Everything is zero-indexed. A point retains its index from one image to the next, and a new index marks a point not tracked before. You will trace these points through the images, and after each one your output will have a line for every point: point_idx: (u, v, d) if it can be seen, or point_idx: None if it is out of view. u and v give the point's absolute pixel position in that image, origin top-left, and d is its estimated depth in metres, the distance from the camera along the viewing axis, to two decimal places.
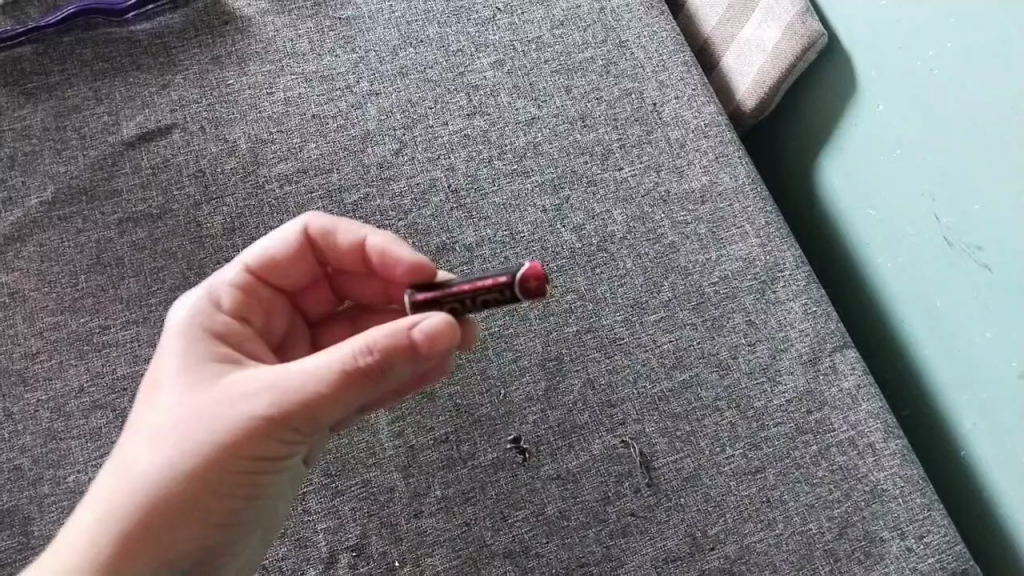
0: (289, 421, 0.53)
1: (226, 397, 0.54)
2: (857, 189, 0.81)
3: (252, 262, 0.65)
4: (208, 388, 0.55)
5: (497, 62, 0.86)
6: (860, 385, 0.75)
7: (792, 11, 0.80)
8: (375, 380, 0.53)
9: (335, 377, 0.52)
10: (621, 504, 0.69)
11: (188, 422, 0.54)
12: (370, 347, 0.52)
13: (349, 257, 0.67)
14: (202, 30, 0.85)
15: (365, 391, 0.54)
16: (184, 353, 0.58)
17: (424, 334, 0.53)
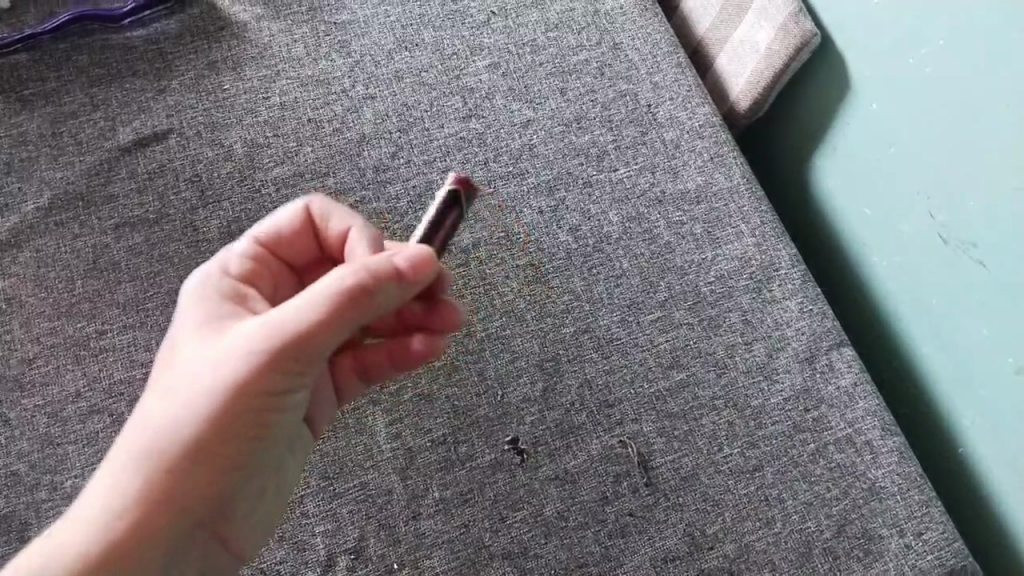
0: (284, 356, 0.52)
1: (223, 345, 0.54)
2: (852, 189, 0.81)
3: (262, 236, 0.64)
4: (208, 340, 0.55)
5: (492, 65, 0.87)
6: (857, 383, 0.75)
7: (785, 11, 0.81)
8: (366, 305, 0.53)
9: (325, 304, 0.52)
10: (620, 504, 0.69)
11: (189, 374, 0.54)
12: (357, 271, 0.52)
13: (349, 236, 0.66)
14: (197, 36, 0.85)
15: (357, 319, 0.54)
16: (186, 314, 0.58)
17: (406, 263, 0.54)
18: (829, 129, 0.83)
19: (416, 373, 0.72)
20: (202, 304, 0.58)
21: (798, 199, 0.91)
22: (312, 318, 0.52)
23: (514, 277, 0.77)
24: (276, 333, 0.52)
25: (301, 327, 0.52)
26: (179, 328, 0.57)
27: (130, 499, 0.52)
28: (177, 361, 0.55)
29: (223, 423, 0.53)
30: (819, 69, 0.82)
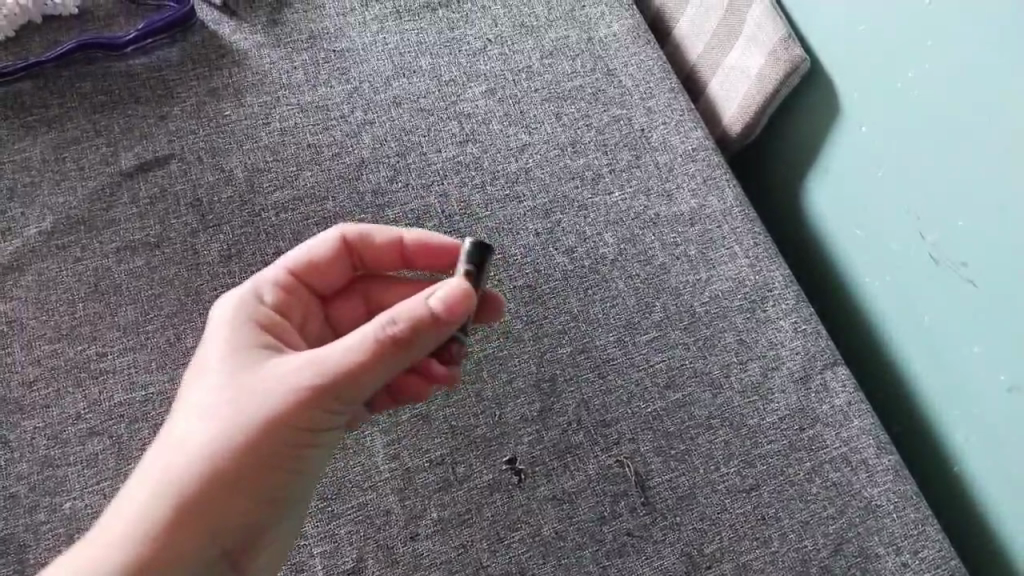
0: (322, 395, 0.54)
1: (264, 376, 0.56)
2: (842, 210, 0.83)
3: (293, 264, 0.66)
4: (247, 368, 0.57)
5: (488, 91, 0.88)
6: (852, 402, 0.76)
7: (775, 37, 0.82)
8: (407, 354, 0.55)
9: (366, 347, 0.54)
10: (617, 524, 0.69)
11: (225, 399, 0.55)
12: (397, 317, 0.54)
13: (383, 256, 0.69)
14: (199, 63, 0.87)
15: (395, 364, 0.56)
16: (220, 339, 0.59)
17: (441, 304, 0.55)
18: (822, 151, 0.84)
19: None
20: (238, 332, 0.59)
21: (791, 220, 0.92)
22: (353, 359, 0.54)
23: (511, 298, 0.78)
24: (320, 369, 0.54)
25: (341, 367, 0.54)
26: (210, 350, 0.59)
27: (158, 517, 0.53)
28: (209, 384, 0.56)
29: (258, 450, 0.54)
30: (810, 93, 0.84)
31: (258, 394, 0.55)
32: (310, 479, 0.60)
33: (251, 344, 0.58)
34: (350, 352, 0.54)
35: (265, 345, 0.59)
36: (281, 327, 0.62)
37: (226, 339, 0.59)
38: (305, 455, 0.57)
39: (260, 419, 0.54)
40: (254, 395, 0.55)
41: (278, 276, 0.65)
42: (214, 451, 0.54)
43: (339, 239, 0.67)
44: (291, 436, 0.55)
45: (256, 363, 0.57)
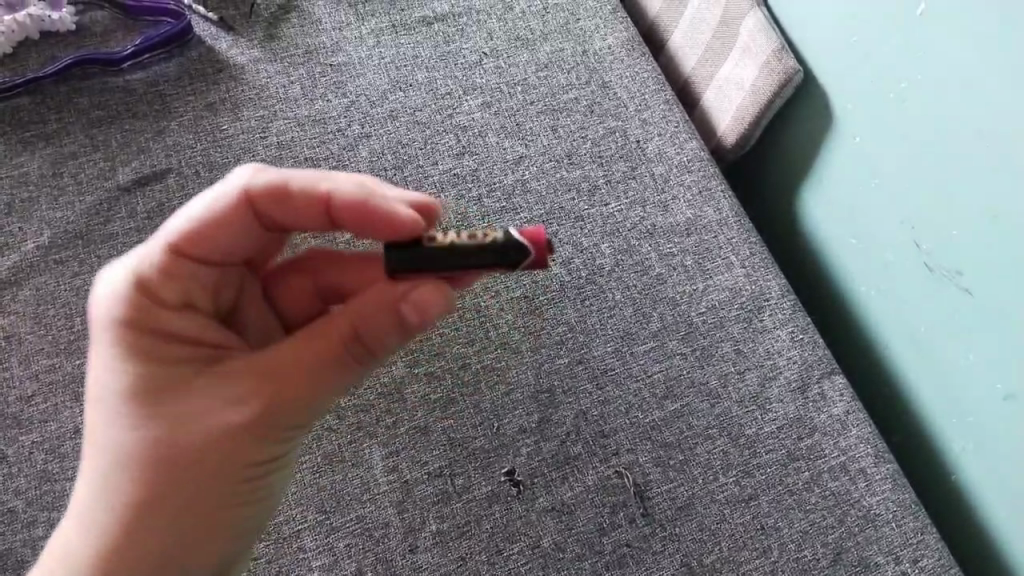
0: (273, 409, 0.55)
1: (198, 390, 0.55)
2: (837, 220, 0.83)
3: (186, 238, 0.56)
4: (172, 383, 0.54)
5: (484, 104, 0.89)
6: (850, 411, 0.76)
7: (769, 48, 0.83)
8: (360, 365, 0.56)
9: (322, 360, 0.55)
10: (617, 535, 0.69)
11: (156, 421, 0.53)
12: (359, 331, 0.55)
13: (304, 211, 0.59)
14: (196, 78, 0.87)
15: (359, 363, 0.56)
16: (122, 351, 0.54)
17: (411, 303, 0.55)
18: (816, 160, 0.84)
19: (411, 405, 0.72)
20: (142, 341, 0.55)
21: (787, 227, 0.93)
22: (314, 365, 0.55)
23: (507, 309, 0.78)
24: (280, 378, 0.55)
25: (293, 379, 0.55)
26: (111, 368, 0.54)
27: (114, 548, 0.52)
28: (126, 405, 0.53)
29: (221, 465, 0.54)
30: (803, 105, 0.84)
31: (197, 414, 0.54)
32: (273, 497, 0.60)
33: (166, 353, 0.55)
34: (299, 365, 0.55)
35: (179, 353, 0.55)
36: (181, 320, 0.57)
37: (132, 350, 0.54)
38: (268, 465, 0.57)
39: (206, 441, 0.53)
40: (192, 412, 0.54)
41: (162, 256, 0.56)
42: (159, 476, 0.53)
43: (243, 194, 0.57)
44: (242, 454, 0.55)
45: (177, 376, 0.55)
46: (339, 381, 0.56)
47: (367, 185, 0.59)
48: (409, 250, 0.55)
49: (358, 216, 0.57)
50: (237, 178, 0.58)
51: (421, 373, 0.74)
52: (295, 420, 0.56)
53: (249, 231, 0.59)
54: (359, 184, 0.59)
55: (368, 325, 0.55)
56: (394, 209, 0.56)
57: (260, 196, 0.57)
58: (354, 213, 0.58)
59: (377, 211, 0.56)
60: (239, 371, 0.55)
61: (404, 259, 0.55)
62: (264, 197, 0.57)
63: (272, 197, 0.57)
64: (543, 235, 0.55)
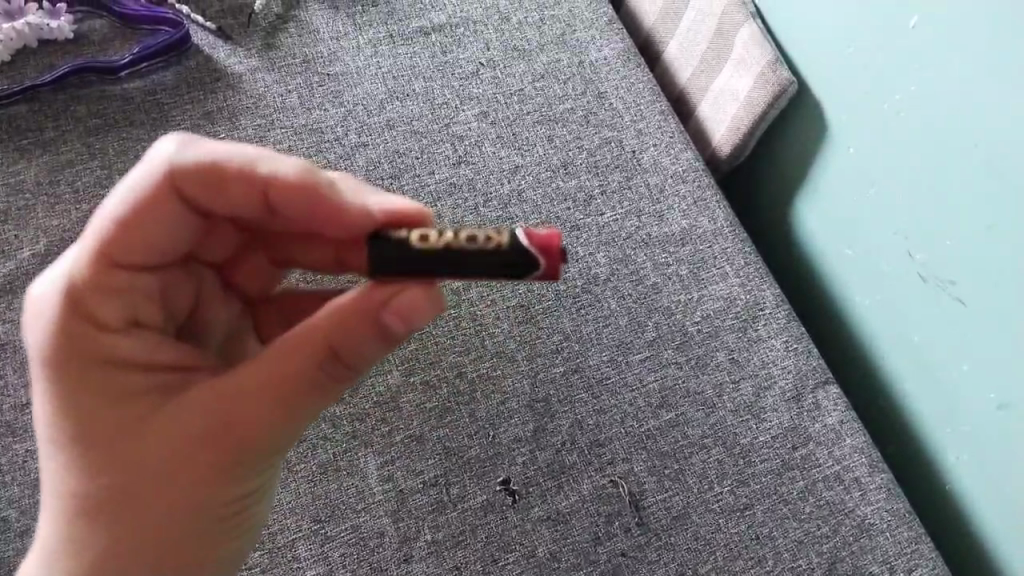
0: (243, 436, 0.53)
1: (159, 417, 0.52)
2: (832, 230, 0.84)
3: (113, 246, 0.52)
4: (129, 408, 0.52)
5: (481, 114, 0.89)
6: (844, 421, 0.76)
7: (763, 60, 0.83)
8: (334, 387, 0.54)
9: (296, 382, 0.53)
10: (612, 544, 0.69)
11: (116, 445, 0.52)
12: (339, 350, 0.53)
13: (234, 198, 0.53)
14: (194, 87, 0.87)
15: (340, 375, 0.54)
16: (67, 376, 0.52)
17: (395, 311, 0.52)
18: (811, 171, 0.85)
19: (407, 414, 0.72)
20: (89, 364, 0.52)
21: (782, 237, 0.93)
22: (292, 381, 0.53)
23: (502, 318, 0.78)
24: (255, 394, 0.52)
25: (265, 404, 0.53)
26: (57, 393, 0.52)
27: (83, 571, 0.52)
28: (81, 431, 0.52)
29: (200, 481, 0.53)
30: (797, 116, 0.85)
31: (158, 440, 0.52)
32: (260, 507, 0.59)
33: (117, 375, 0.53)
34: (268, 389, 0.52)
35: (133, 376, 0.53)
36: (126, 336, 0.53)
37: (78, 373, 0.52)
38: (251, 478, 0.56)
39: (170, 467, 0.52)
40: (158, 435, 0.52)
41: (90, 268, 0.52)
42: (131, 497, 0.52)
43: (168, 181, 0.51)
44: (211, 481, 0.53)
45: (133, 399, 0.53)
46: (312, 406, 0.54)
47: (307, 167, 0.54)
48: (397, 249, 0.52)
49: (304, 205, 0.54)
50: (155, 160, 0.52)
51: (417, 381, 0.74)
52: (265, 447, 0.54)
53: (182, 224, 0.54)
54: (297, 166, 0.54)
55: (345, 342, 0.52)
56: (355, 202, 0.54)
57: (179, 183, 0.52)
58: (291, 200, 0.53)
59: (329, 204, 0.54)
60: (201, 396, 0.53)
61: (393, 252, 0.52)
62: (188, 184, 0.52)
63: (195, 183, 0.52)
64: (551, 243, 0.51)
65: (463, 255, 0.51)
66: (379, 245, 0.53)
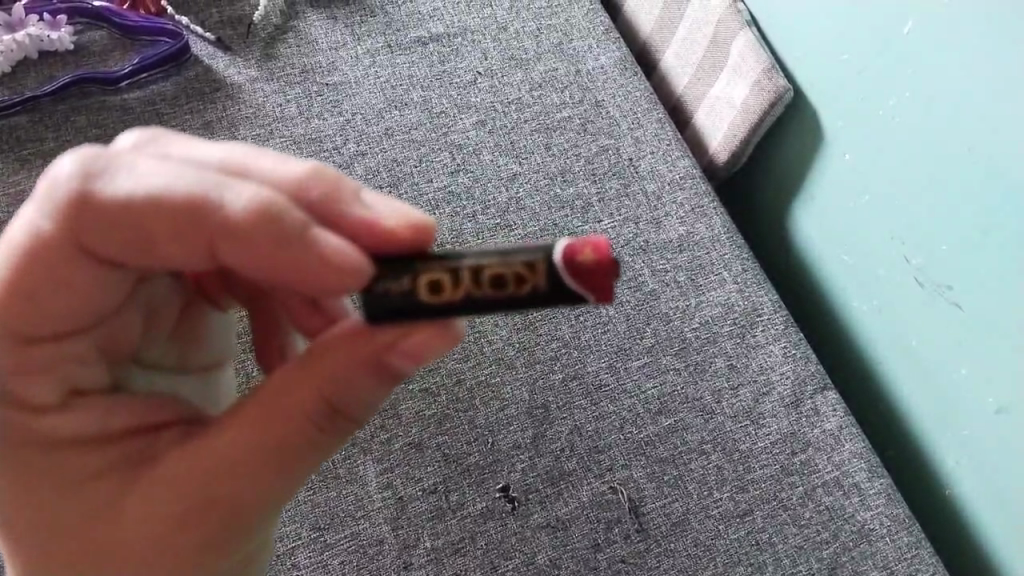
0: (223, 498, 0.50)
1: (120, 486, 0.50)
2: (829, 237, 0.84)
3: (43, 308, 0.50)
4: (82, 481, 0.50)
5: (478, 122, 0.90)
6: (843, 426, 0.76)
7: (759, 68, 0.84)
8: (323, 439, 0.51)
9: (280, 438, 0.50)
10: (611, 551, 0.69)
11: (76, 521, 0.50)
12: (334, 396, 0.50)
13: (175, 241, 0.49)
14: (193, 98, 0.88)
15: (344, 424, 0.52)
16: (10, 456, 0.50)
17: (405, 354, 0.50)
18: (808, 178, 0.85)
19: (406, 421, 0.72)
20: (31, 441, 0.50)
21: (779, 243, 0.93)
22: (290, 431, 0.50)
23: (501, 325, 0.78)
24: (247, 447, 0.50)
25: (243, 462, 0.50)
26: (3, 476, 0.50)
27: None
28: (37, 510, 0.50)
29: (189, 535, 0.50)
30: (794, 123, 0.85)
31: (138, 494, 0.50)
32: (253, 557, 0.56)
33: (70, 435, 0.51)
34: (243, 451, 0.50)
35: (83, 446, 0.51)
36: (70, 404, 0.51)
37: (22, 450, 0.50)
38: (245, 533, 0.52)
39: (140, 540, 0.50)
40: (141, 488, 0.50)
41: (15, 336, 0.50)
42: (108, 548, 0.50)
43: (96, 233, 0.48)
44: (190, 548, 0.50)
45: (97, 461, 0.51)
46: (302, 460, 0.51)
47: (261, 202, 0.48)
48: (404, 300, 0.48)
49: (263, 246, 0.48)
50: (70, 198, 0.48)
51: (416, 389, 0.74)
52: (251, 507, 0.51)
53: (116, 268, 0.51)
54: (247, 201, 0.48)
55: (341, 388, 0.50)
56: (331, 246, 0.48)
57: (102, 223, 0.48)
58: (246, 239, 0.48)
59: (299, 245, 0.48)
60: (168, 461, 0.50)
61: (407, 306, 0.48)
62: (113, 225, 0.47)
63: (123, 224, 0.48)
64: (590, 283, 0.46)
65: (493, 302, 0.47)
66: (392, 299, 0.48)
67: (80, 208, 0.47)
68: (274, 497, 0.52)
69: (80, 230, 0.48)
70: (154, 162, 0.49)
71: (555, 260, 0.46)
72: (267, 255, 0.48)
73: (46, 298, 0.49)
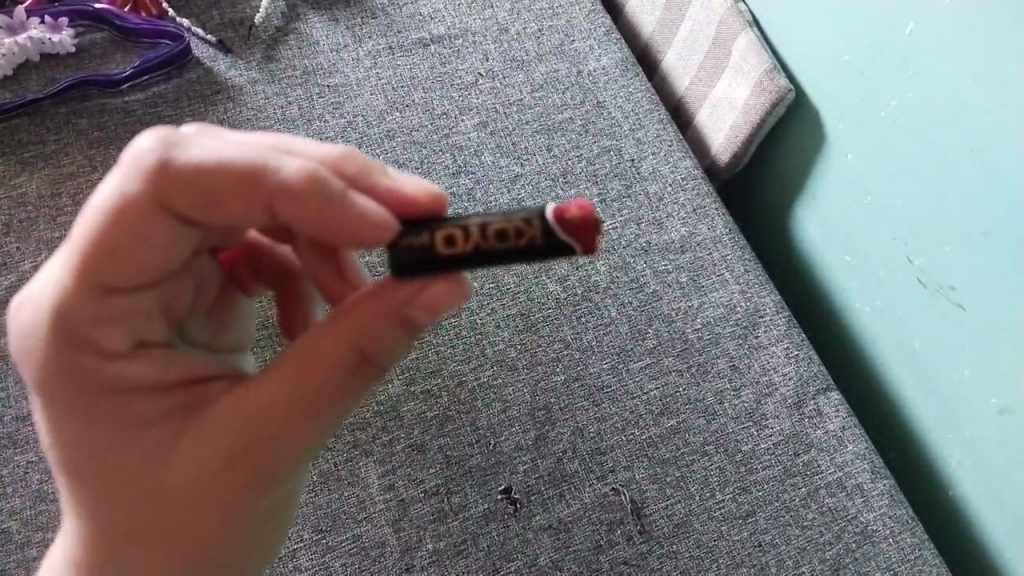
0: (257, 453, 0.52)
1: (168, 438, 0.52)
2: (830, 237, 0.84)
3: (108, 270, 0.49)
4: (128, 437, 0.51)
5: (480, 123, 0.90)
6: (846, 427, 0.76)
7: (761, 68, 0.84)
8: (355, 389, 0.53)
9: (312, 393, 0.51)
10: (614, 553, 0.69)
11: (119, 477, 0.51)
12: (362, 350, 0.51)
13: (239, 208, 0.49)
14: (194, 100, 0.88)
15: (369, 376, 0.53)
16: (66, 414, 0.50)
17: (420, 305, 0.50)
18: (810, 178, 0.85)
19: (407, 423, 0.72)
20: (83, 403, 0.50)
21: (781, 243, 0.93)
22: (324, 381, 0.51)
23: (503, 327, 0.78)
24: (288, 397, 0.51)
25: (278, 418, 0.51)
26: (60, 428, 0.51)
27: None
28: (82, 465, 0.51)
29: (233, 480, 0.52)
30: (796, 123, 0.85)
31: (188, 442, 0.52)
32: (286, 500, 0.58)
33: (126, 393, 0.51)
34: (284, 401, 0.51)
35: (135, 403, 0.51)
36: (132, 359, 0.51)
37: (76, 405, 0.50)
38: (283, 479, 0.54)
39: (186, 491, 0.52)
40: (188, 434, 0.52)
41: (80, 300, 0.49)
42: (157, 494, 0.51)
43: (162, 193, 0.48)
44: (224, 503, 0.52)
45: (150, 411, 0.52)
46: (338, 408, 0.53)
47: (314, 171, 0.49)
48: (418, 252, 0.49)
49: (311, 209, 0.49)
50: (143, 165, 0.48)
51: (417, 391, 0.74)
52: (291, 454, 0.53)
53: (177, 238, 0.50)
54: (302, 168, 0.49)
55: (368, 339, 0.51)
56: (371, 207, 0.49)
57: (176, 187, 0.48)
58: (303, 202, 0.49)
59: (342, 209, 0.49)
60: (216, 411, 0.52)
61: (418, 258, 0.49)
62: (187, 189, 0.48)
63: (193, 188, 0.48)
64: (585, 234, 0.48)
65: (495, 256, 0.49)
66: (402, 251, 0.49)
67: (157, 173, 0.48)
68: (313, 443, 0.54)
69: (146, 194, 0.48)
70: (214, 139, 0.50)
71: (552, 220, 0.48)
72: (315, 220, 0.50)
73: (122, 257, 0.48)
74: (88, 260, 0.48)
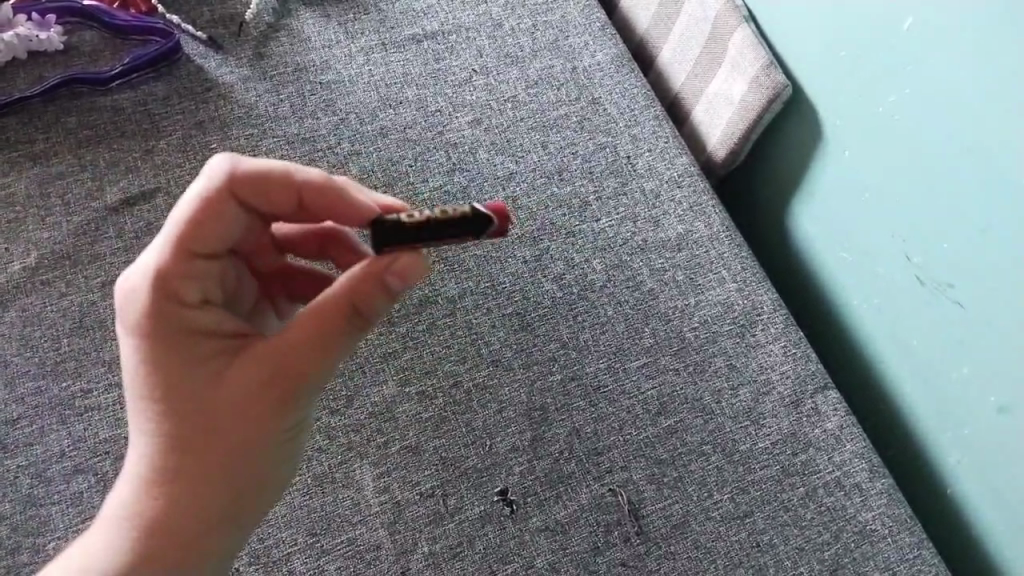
0: (277, 402, 0.55)
1: (212, 384, 0.54)
2: (827, 234, 0.84)
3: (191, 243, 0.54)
4: (187, 383, 0.53)
5: (474, 120, 0.89)
6: (844, 425, 0.75)
7: (758, 64, 0.83)
8: (359, 334, 0.56)
9: (321, 344, 0.54)
10: (611, 554, 0.68)
11: (176, 422, 0.53)
12: (359, 304, 0.54)
13: (280, 203, 0.58)
14: (185, 97, 0.87)
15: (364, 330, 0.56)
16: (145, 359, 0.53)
17: (393, 271, 0.54)
18: (808, 175, 0.84)
19: (402, 424, 0.72)
20: (151, 348, 0.53)
21: (778, 240, 0.92)
22: (334, 331, 0.54)
23: (499, 327, 0.77)
24: (312, 343, 0.54)
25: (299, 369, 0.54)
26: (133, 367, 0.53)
27: (140, 549, 0.53)
28: (145, 403, 0.54)
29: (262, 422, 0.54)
30: (793, 119, 0.84)
31: (231, 387, 0.54)
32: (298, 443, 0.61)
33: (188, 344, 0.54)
34: (309, 346, 0.54)
35: (197, 352, 0.54)
36: (203, 314, 0.55)
37: (154, 354, 0.53)
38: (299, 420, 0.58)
39: (228, 432, 0.54)
40: (230, 379, 0.54)
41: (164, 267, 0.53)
42: (201, 436, 0.54)
43: (227, 185, 0.55)
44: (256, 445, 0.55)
45: (200, 357, 0.54)
46: (348, 349, 0.56)
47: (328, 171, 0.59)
48: (389, 230, 0.53)
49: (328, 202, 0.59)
50: (213, 172, 0.55)
51: (413, 392, 0.73)
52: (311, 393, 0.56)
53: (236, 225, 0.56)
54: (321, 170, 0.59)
55: (361, 296, 0.54)
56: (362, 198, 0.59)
57: (242, 188, 0.55)
58: (328, 197, 0.58)
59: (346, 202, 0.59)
60: (254, 360, 0.54)
61: (393, 239, 0.53)
62: (252, 189, 0.56)
63: (253, 187, 0.56)
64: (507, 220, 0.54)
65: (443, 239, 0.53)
66: (379, 232, 0.53)
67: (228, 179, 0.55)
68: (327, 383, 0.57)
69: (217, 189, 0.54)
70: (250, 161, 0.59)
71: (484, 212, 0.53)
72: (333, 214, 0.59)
73: (200, 234, 0.54)
74: (177, 228, 0.54)
